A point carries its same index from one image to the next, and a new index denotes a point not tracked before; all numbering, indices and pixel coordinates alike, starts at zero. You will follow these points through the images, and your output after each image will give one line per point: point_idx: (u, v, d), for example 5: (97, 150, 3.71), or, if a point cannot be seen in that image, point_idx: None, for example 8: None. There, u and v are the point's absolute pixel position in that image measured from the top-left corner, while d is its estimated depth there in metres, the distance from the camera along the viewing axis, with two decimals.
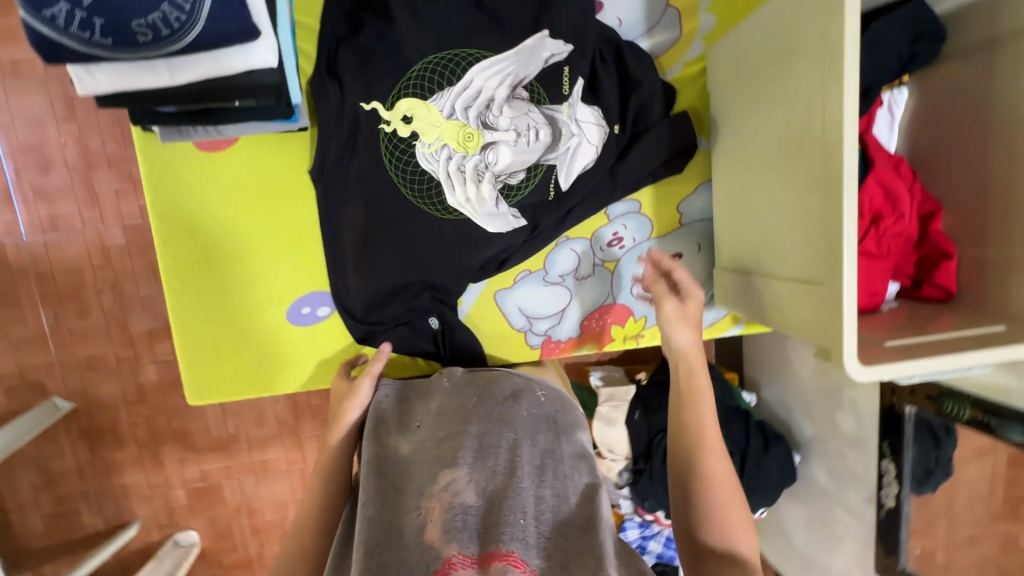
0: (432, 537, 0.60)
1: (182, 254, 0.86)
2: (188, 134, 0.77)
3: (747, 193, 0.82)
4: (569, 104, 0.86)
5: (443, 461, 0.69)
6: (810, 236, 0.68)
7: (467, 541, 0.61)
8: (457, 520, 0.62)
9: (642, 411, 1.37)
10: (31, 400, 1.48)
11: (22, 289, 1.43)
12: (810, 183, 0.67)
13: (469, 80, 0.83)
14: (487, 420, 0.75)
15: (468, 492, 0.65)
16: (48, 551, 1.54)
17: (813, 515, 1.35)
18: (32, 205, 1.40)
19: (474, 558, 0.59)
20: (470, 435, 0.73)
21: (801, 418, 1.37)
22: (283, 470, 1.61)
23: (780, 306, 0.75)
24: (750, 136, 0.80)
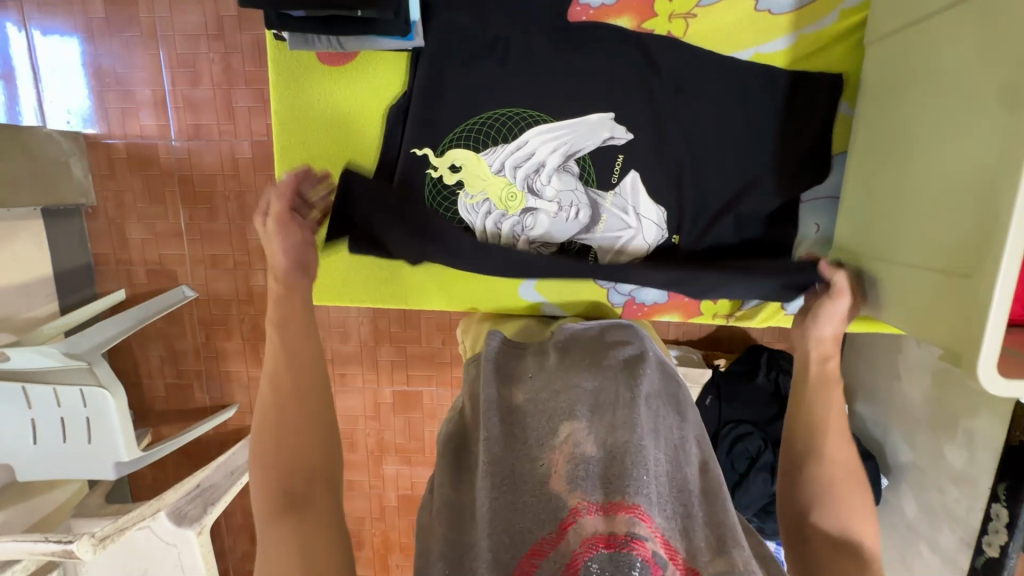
0: (556, 484, 0.55)
1: (298, 161, 0.91)
2: (312, 43, 0.80)
3: (891, 175, 0.70)
4: (615, 194, 0.87)
5: (560, 409, 0.63)
6: (958, 218, 0.58)
7: (593, 492, 0.53)
8: (583, 469, 0.55)
9: (715, 398, 1.31)
10: (166, 285, 1.71)
11: (168, 188, 1.64)
12: (982, 170, 0.56)
13: (524, 141, 0.86)
14: (603, 379, 0.70)
15: (590, 444, 0.58)
16: (165, 414, 1.81)
17: (893, 547, 1.23)
18: (181, 113, 1.58)
19: (600, 511, 0.52)
20: (585, 389, 0.67)
21: (898, 440, 1.23)
22: (359, 387, 1.75)
23: (900, 302, 0.66)
24: (906, 111, 0.69)
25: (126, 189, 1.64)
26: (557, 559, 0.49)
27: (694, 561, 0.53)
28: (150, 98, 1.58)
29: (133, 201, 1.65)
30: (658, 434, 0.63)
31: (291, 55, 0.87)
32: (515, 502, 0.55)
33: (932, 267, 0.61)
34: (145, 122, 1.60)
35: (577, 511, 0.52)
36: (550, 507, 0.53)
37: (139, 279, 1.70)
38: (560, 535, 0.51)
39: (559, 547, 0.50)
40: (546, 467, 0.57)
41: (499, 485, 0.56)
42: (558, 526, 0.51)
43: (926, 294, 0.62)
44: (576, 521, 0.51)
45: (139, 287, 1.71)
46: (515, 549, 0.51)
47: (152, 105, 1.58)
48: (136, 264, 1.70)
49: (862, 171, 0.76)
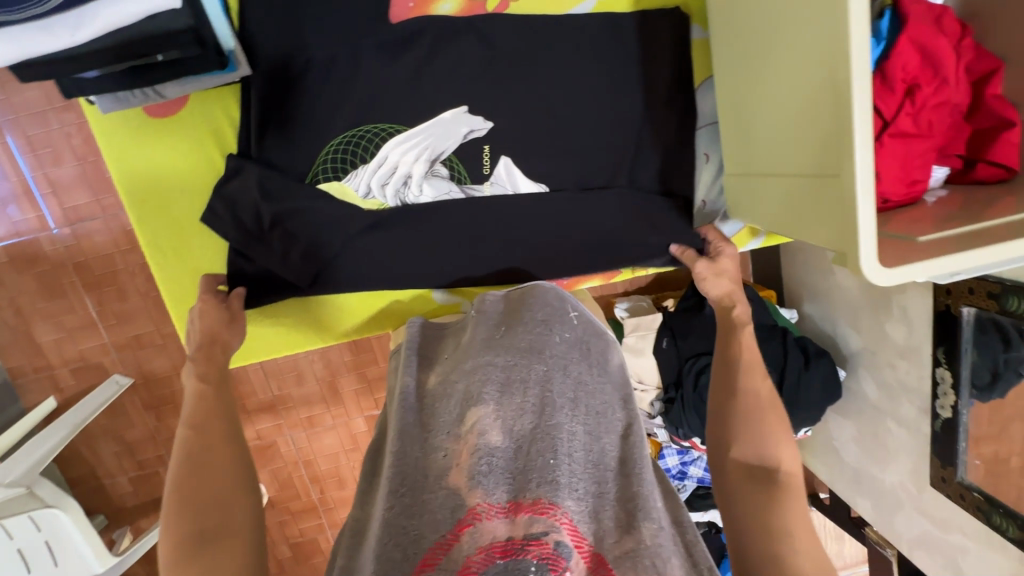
0: (457, 485, 0.56)
1: (162, 227, 0.84)
2: (126, 100, 0.74)
3: (747, 97, 0.71)
4: (492, 182, 0.81)
5: (468, 398, 0.63)
6: (809, 119, 0.59)
7: (494, 492, 0.55)
8: (484, 465, 0.56)
9: (670, 338, 1.31)
10: (97, 379, 1.61)
11: (65, 279, 1.52)
12: (816, 85, 0.57)
13: (383, 157, 0.78)
14: (513, 351, 0.69)
15: (496, 433, 0.59)
16: (140, 507, 1.73)
17: (866, 430, 1.29)
18: (54, 198, 1.46)
19: (502, 513, 0.54)
20: (496, 367, 0.67)
21: (847, 331, 1.28)
22: (330, 425, 1.70)
23: (780, 211, 0.68)
24: (749, 20, 0.68)
25: (20, 293, 1.52)
26: (449, 566, 0.51)
27: (598, 547, 0.56)
28: (13, 190, 1.45)
29: (32, 303, 1.53)
30: (572, 410, 0.64)
31: (116, 117, 0.80)
32: (411, 507, 0.55)
33: (793, 181, 0.63)
34: (17, 218, 1.47)
35: (475, 513, 0.53)
36: (450, 508, 0.54)
37: (66, 381, 1.59)
38: (454, 539, 0.52)
39: (451, 553, 0.52)
40: (448, 466, 0.58)
41: (396, 492, 0.57)
42: (455, 528, 0.53)
43: (795, 207, 0.64)
44: (474, 524, 0.53)
45: (69, 389, 1.60)
46: (408, 562, 0.52)
47: (19, 198, 1.45)
48: (57, 367, 1.58)
49: (728, 95, 0.76)
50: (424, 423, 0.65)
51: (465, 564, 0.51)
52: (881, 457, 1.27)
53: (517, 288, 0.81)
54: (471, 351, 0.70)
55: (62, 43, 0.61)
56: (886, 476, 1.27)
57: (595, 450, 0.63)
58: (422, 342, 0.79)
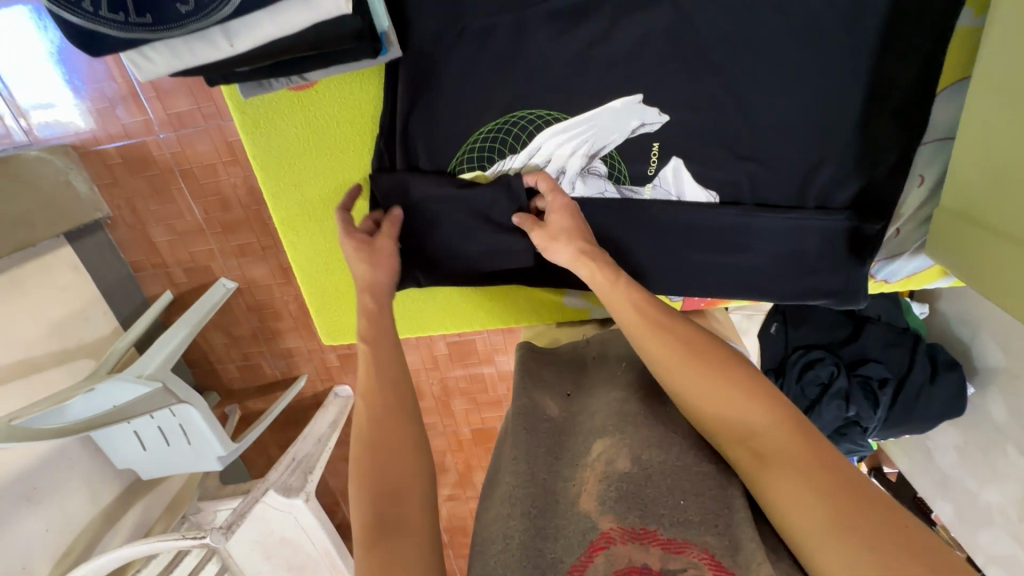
0: (588, 508, 0.64)
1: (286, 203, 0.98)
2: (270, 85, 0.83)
3: (983, 133, 0.68)
4: (654, 185, 0.86)
5: (597, 436, 0.74)
6: None
7: (624, 518, 0.62)
8: (615, 489, 0.64)
9: (781, 324, 1.24)
10: (207, 279, 1.72)
11: (173, 185, 1.56)
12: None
13: (536, 146, 0.87)
14: (635, 394, 0.80)
15: (622, 460, 0.68)
16: (245, 390, 1.94)
17: (974, 442, 1.22)
18: (158, 102, 1.44)
19: (631, 536, 0.60)
20: (613, 408, 0.78)
21: (987, 343, 1.15)
22: (414, 343, 1.78)
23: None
24: None
25: (133, 193, 1.58)
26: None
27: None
28: (121, 92, 1.44)
29: (146, 204, 1.59)
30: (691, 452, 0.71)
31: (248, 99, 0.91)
32: (544, 531, 0.63)
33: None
34: (125, 120, 1.47)
35: (607, 536, 0.60)
36: (583, 530, 0.62)
37: (180, 279, 1.71)
38: (589, 558, 0.60)
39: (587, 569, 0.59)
40: (579, 495, 0.67)
41: (530, 513, 0.65)
42: (587, 550, 0.60)
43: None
44: (607, 546, 0.60)
45: (183, 285, 1.72)
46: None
47: (126, 100, 1.45)
48: (172, 265, 1.69)
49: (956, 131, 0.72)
50: (546, 445, 0.75)
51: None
52: (982, 473, 1.21)
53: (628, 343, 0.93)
54: (596, 399, 0.83)
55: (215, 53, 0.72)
56: (982, 493, 1.22)
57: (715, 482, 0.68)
58: (527, 378, 0.87)
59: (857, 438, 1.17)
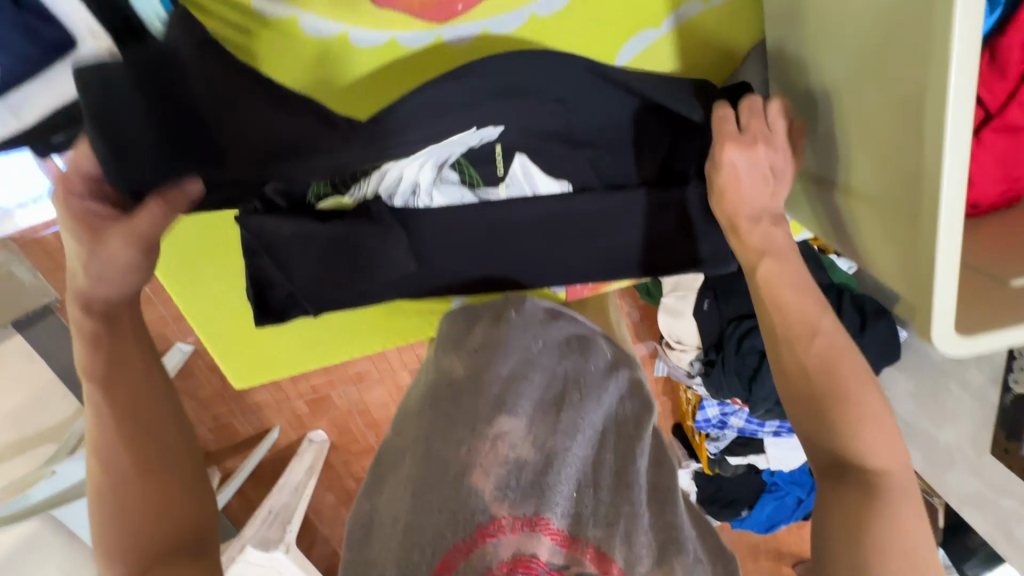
0: (479, 486, 0.62)
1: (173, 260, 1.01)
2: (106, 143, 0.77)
3: (845, 136, 0.78)
4: (507, 184, 0.97)
5: (501, 405, 0.74)
6: (893, 218, 0.70)
7: (520, 506, 0.60)
8: (516, 475, 0.64)
9: (712, 300, 1.25)
10: (163, 347, 1.73)
11: None
12: (908, 94, 0.64)
13: (387, 170, 0.94)
14: (552, 379, 0.83)
15: (524, 448, 0.68)
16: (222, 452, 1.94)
17: (922, 386, 1.22)
18: None
19: (523, 525, 0.59)
20: (528, 386, 0.79)
21: None
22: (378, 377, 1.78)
23: (879, 257, 0.76)
24: (869, 88, 0.71)
25: None
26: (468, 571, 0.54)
27: (627, 569, 0.58)
28: None
29: None
30: (598, 442, 0.74)
31: None
32: (431, 508, 0.60)
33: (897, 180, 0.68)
34: None
35: (499, 526, 0.58)
36: (470, 510, 0.59)
37: None
38: (474, 544, 0.56)
39: (470, 556, 0.56)
40: (470, 465, 0.64)
41: (419, 492, 0.63)
42: (473, 534, 0.57)
43: (899, 218, 0.68)
44: (496, 536, 0.57)
45: None
46: (425, 562, 0.55)
47: None
48: None
49: (822, 105, 0.83)
50: (453, 421, 0.73)
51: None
52: (937, 416, 1.21)
53: (555, 321, 0.98)
54: (506, 360, 0.84)
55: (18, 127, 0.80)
56: (941, 435, 1.21)
57: (611, 474, 0.69)
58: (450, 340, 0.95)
59: None
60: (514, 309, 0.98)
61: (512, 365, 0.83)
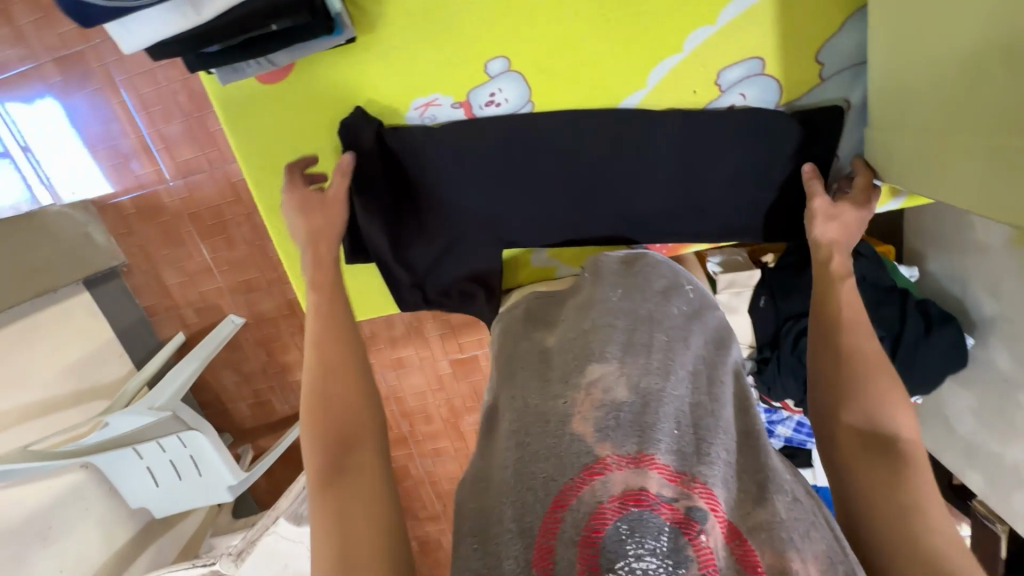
0: (581, 432, 0.59)
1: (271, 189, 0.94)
2: (243, 69, 0.80)
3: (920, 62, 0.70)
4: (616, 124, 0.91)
5: (589, 353, 0.67)
6: (993, 143, 0.61)
7: (622, 444, 0.58)
8: (612, 420, 0.60)
9: (769, 297, 1.23)
10: (216, 318, 1.78)
11: (183, 228, 1.66)
12: (995, 70, 0.60)
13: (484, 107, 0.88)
14: (634, 316, 0.73)
15: (620, 390, 0.62)
16: (258, 430, 1.97)
17: (989, 402, 1.18)
18: (168, 153, 1.57)
19: (629, 463, 0.57)
20: (619, 329, 0.70)
21: (980, 294, 1.14)
22: (418, 364, 1.79)
23: (959, 188, 0.68)
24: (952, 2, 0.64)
25: (147, 240, 1.68)
26: (579, 509, 0.54)
27: (734, 515, 0.58)
28: (135, 147, 1.57)
29: (158, 250, 1.69)
30: (693, 384, 0.68)
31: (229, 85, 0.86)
32: (537, 454, 0.59)
33: (984, 151, 0.63)
34: (139, 172, 1.60)
35: (604, 464, 0.56)
36: (576, 454, 0.58)
37: (192, 319, 1.79)
38: (584, 483, 0.56)
39: (582, 493, 0.55)
40: (569, 413, 0.61)
41: (523, 442, 0.61)
42: (581, 473, 0.56)
43: (1002, 141, 0.60)
44: (603, 473, 0.56)
45: (195, 326, 1.80)
46: (540, 503, 0.56)
47: (139, 154, 1.58)
48: (184, 307, 1.77)
49: (881, 38, 0.76)
50: (544, 374, 0.69)
51: (599, 510, 0.54)
52: (1005, 433, 1.16)
53: (629, 257, 0.87)
54: (588, 308, 0.76)
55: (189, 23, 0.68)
56: (1007, 452, 1.16)
57: (709, 415, 0.65)
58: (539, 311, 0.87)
59: None
60: (590, 270, 0.85)
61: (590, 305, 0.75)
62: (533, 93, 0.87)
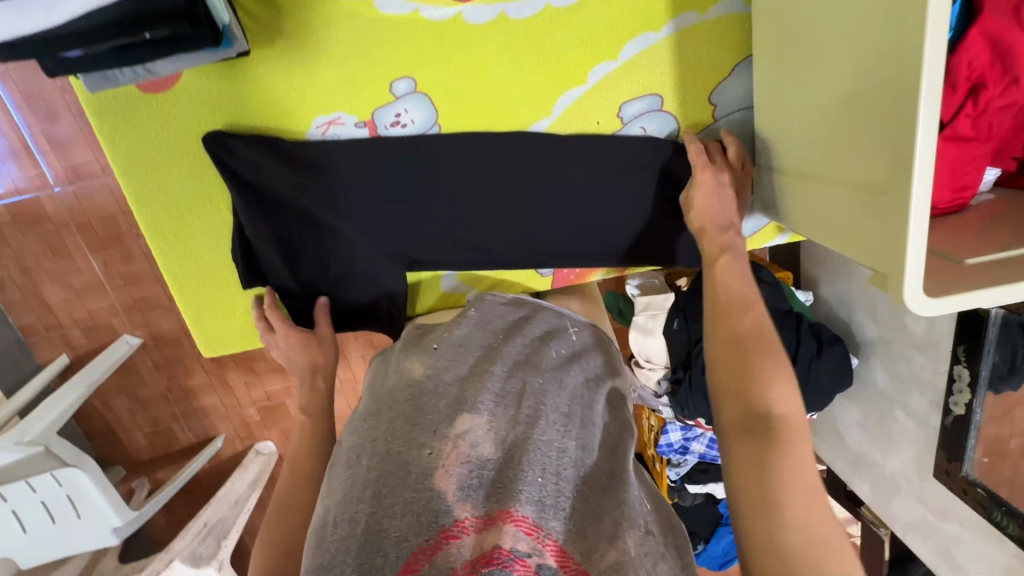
0: (442, 488, 0.59)
1: (159, 205, 0.86)
2: (116, 79, 0.71)
3: (789, 127, 0.79)
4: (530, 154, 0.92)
5: (460, 405, 0.67)
6: (847, 203, 0.69)
7: (479, 506, 0.59)
8: (474, 479, 0.61)
9: (681, 320, 1.28)
10: (107, 339, 1.61)
11: (70, 240, 1.50)
12: (853, 129, 0.67)
13: (389, 128, 0.84)
14: (512, 364, 0.75)
15: (486, 444, 0.63)
16: (157, 461, 1.79)
17: (870, 416, 1.29)
18: (53, 156, 1.41)
19: (482, 524, 0.57)
20: (493, 378, 0.71)
21: (863, 318, 1.25)
22: (338, 387, 1.70)
23: (825, 232, 0.76)
24: (812, 83, 0.73)
25: (25, 252, 1.50)
26: (431, 572, 0.53)
27: (585, 563, 0.57)
28: (12, 149, 1.40)
29: (39, 263, 1.51)
30: (564, 426, 0.68)
31: (102, 95, 0.78)
32: (392, 510, 0.57)
33: (842, 205, 0.70)
34: (16, 176, 1.43)
35: (460, 525, 0.56)
36: (432, 512, 0.57)
37: (78, 341, 1.60)
38: (437, 545, 0.55)
39: (434, 557, 0.54)
40: (433, 467, 0.60)
41: (379, 496, 0.59)
42: (437, 535, 0.55)
43: (854, 202, 0.68)
44: (457, 537, 0.56)
45: (81, 347, 1.61)
46: (388, 565, 0.54)
47: (17, 155, 1.41)
48: (68, 326, 1.59)
49: (766, 94, 0.83)
50: (411, 421, 0.67)
51: None
52: (884, 444, 1.27)
53: (508, 300, 0.88)
54: (461, 351, 0.76)
55: (38, 26, 0.57)
56: (888, 463, 1.27)
57: (574, 462, 0.66)
58: (413, 340, 0.84)
59: None
60: (472, 310, 0.84)
61: (467, 356, 0.75)
62: (441, 115, 0.84)
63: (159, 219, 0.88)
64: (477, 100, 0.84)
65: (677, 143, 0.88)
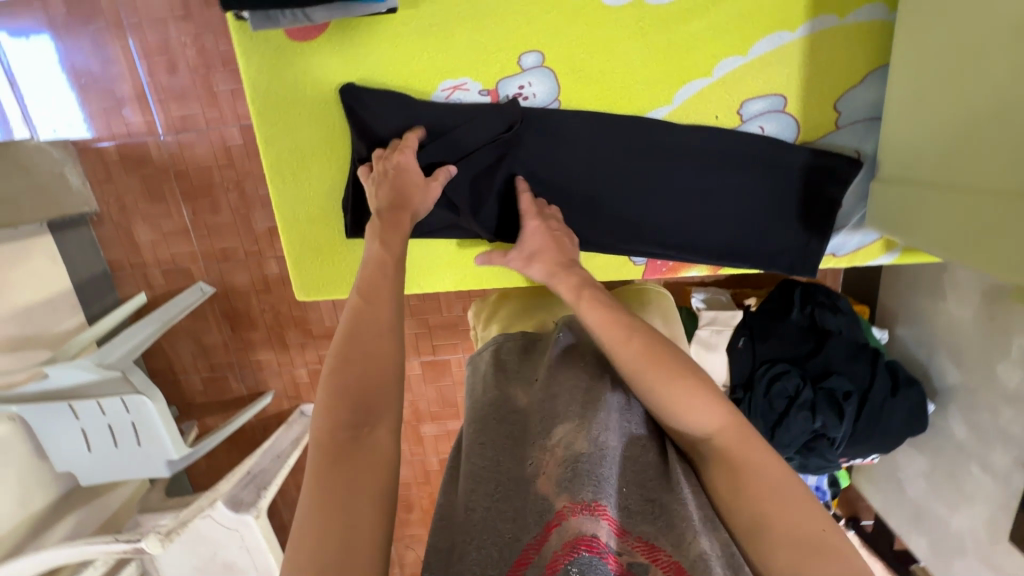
0: (544, 490, 0.59)
1: (284, 146, 0.92)
2: (276, 20, 0.78)
3: (931, 133, 0.77)
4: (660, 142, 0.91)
5: (553, 416, 0.67)
6: (1004, 211, 0.66)
7: (579, 493, 0.57)
8: (570, 471, 0.59)
9: (748, 338, 1.25)
10: (183, 283, 1.70)
11: (167, 186, 1.60)
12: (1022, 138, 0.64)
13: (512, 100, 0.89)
14: (596, 380, 0.73)
15: (581, 441, 0.62)
16: (207, 406, 1.87)
17: (940, 468, 1.22)
18: (165, 105, 1.52)
19: (585, 509, 0.55)
20: (580, 392, 0.70)
21: (945, 362, 1.19)
22: None
23: (960, 242, 0.73)
24: (973, 89, 0.70)
25: (125, 191, 1.61)
26: (540, 563, 0.54)
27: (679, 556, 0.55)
28: (131, 94, 1.51)
29: (135, 203, 1.62)
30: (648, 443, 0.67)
31: (256, 36, 0.85)
32: (503, 515, 0.59)
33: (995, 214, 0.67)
34: (130, 120, 1.54)
35: (562, 514, 0.56)
36: (538, 510, 0.58)
37: (157, 281, 1.70)
38: (545, 537, 0.56)
39: (542, 549, 0.55)
40: (535, 474, 0.62)
41: (492, 497, 0.62)
42: (543, 528, 0.56)
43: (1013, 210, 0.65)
44: (561, 523, 0.55)
45: (159, 288, 1.71)
46: (503, 561, 0.56)
47: (133, 101, 1.52)
48: (151, 266, 1.69)
49: (898, 102, 0.83)
50: (514, 435, 0.69)
51: (553, 560, 0.53)
52: (953, 500, 1.19)
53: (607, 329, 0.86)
54: (550, 366, 0.76)
55: None
56: (953, 520, 1.20)
57: (658, 472, 0.64)
58: (511, 356, 0.84)
59: (825, 451, 1.17)
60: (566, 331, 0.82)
61: (555, 373, 0.75)
62: (562, 91, 0.88)
63: (283, 159, 0.93)
64: (598, 81, 0.87)
65: (791, 146, 0.89)
